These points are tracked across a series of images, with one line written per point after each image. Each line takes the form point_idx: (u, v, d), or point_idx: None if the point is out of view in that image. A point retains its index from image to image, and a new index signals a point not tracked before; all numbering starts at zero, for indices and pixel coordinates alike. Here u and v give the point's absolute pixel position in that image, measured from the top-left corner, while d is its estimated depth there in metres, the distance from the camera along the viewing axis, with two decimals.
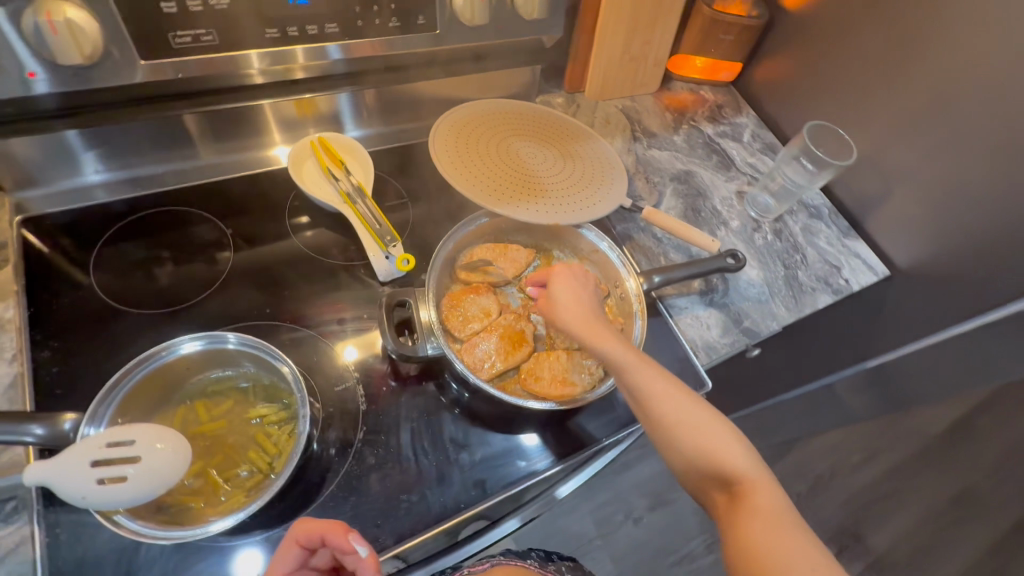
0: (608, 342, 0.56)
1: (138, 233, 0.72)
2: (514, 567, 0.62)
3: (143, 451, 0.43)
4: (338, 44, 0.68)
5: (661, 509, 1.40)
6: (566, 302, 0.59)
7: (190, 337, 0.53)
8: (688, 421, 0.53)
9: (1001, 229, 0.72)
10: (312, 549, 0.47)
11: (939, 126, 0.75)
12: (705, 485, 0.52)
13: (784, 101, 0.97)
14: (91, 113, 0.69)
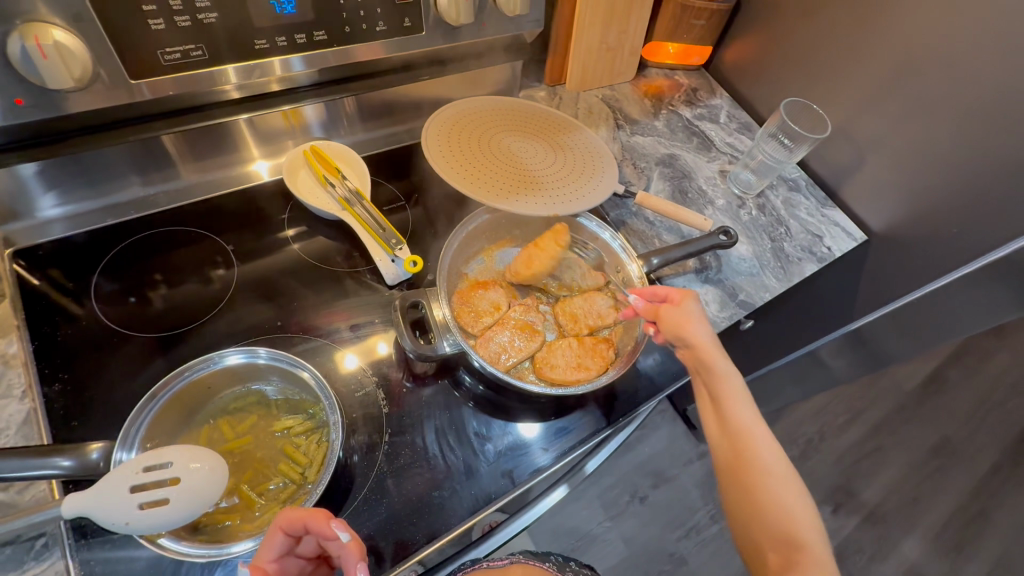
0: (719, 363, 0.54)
1: (134, 259, 0.70)
2: (530, 567, 0.58)
3: (180, 472, 0.43)
4: (303, 55, 0.66)
5: (665, 486, 1.44)
6: (692, 318, 0.57)
7: (222, 353, 0.54)
8: (770, 468, 0.50)
9: (970, 188, 0.76)
10: (296, 538, 0.45)
11: (907, 95, 0.80)
12: (760, 538, 0.48)
13: (756, 81, 1.01)
14: (73, 138, 0.68)
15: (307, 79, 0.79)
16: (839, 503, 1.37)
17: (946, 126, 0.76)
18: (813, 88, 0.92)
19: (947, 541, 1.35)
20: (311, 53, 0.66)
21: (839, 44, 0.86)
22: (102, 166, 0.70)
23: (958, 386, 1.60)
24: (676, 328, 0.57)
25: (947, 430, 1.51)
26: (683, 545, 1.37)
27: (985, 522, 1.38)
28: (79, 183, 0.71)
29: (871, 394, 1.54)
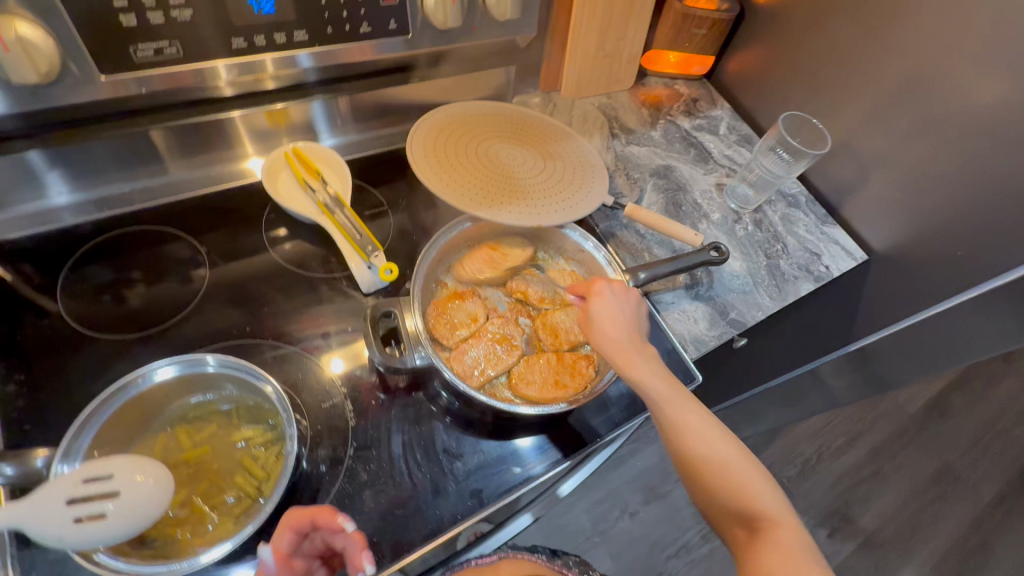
0: (637, 369, 0.57)
1: (108, 256, 0.69)
2: (521, 562, 0.66)
3: (122, 485, 0.41)
4: (312, 51, 0.66)
5: (656, 502, 1.41)
6: (600, 324, 0.59)
7: (163, 362, 0.52)
8: (718, 456, 0.56)
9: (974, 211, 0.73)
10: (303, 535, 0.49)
11: (912, 112, 0.77)
12: (727, 520, 0.57)
13: (758, 92, 0.98)
14: (54, 133, 0.68)
15: (312, 78, 0.78)
16: (835, 528, 1.33)
17: (950, 146, 0.74)
18: (815, 102, 0.89)
19: (946, 571, 1.30)
20: (318, 49, 0.66)
21: (844, 57, 0.83)
22: (81, 162, 0.69)
23: (962, 410, 1.55)
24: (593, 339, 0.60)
25: (950, 456, 1.46)
26: (672, 565, 1.34)
27: (987, 554, 1.33)
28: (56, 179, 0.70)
29: (872, 415, 1.50)
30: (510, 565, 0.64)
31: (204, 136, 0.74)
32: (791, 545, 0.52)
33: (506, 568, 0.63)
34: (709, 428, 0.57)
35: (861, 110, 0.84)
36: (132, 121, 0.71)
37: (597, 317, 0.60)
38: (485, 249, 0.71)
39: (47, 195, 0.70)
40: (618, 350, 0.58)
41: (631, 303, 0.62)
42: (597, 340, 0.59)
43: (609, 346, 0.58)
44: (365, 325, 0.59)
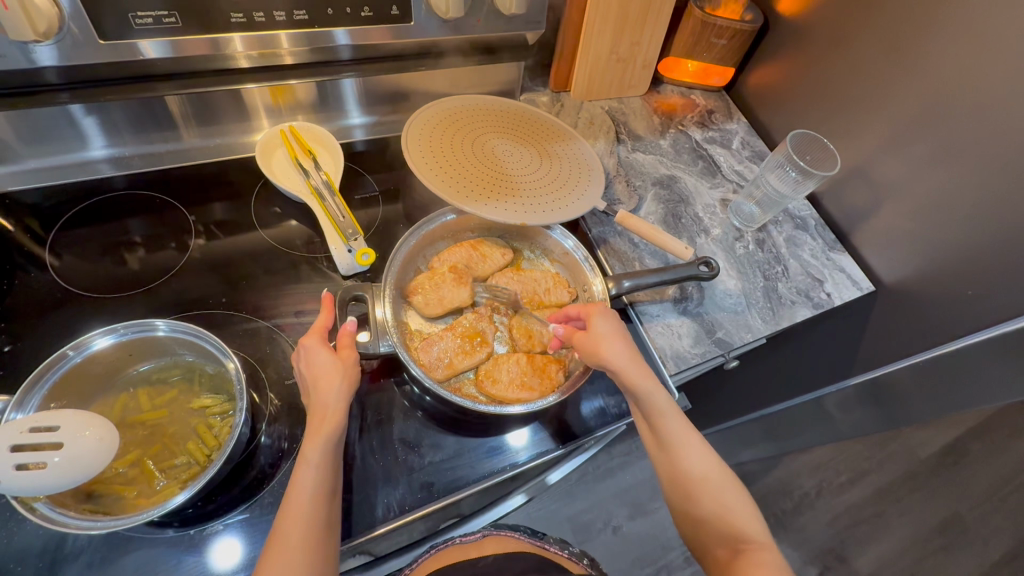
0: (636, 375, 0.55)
1: (104, 217, 0.71)
2: (504, 539, 0.61)
3: (68, 437, 0.43)
4: (349, 29, 0.69)
5: (642, 518, 1.38)
6: (601, 334, 0.58)
7: (102, 333, 0.52)
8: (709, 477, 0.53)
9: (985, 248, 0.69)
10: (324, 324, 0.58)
11: (931, 139, 0.73)
12: (710, 541, 0.51)
13: (776, 109, 0.95)
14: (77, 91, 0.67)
15: (347, 55, 0.78)
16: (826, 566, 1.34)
17: (967, 178, 0.70)
18: (832, 124, 0.86)
19: None
20: (354, 29, 0.69)
21: (865, 79, 0.80)
22: (87, 127, 0.71)
23: None
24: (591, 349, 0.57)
25: None
26: None
27: None
28: (67, 139, 0.71)
29: None
30: (493, 544, 0.60)
31: (214, 107, 0.76)
32: (777, 565, 0.46)
33: (487, 548, 0.60)
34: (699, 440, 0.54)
35: (879, 135, 0.80)
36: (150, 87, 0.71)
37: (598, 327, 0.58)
38: (467, 246, 0.71)
39: (86, 149, 0.73)
40: (619, 358, 0.56)
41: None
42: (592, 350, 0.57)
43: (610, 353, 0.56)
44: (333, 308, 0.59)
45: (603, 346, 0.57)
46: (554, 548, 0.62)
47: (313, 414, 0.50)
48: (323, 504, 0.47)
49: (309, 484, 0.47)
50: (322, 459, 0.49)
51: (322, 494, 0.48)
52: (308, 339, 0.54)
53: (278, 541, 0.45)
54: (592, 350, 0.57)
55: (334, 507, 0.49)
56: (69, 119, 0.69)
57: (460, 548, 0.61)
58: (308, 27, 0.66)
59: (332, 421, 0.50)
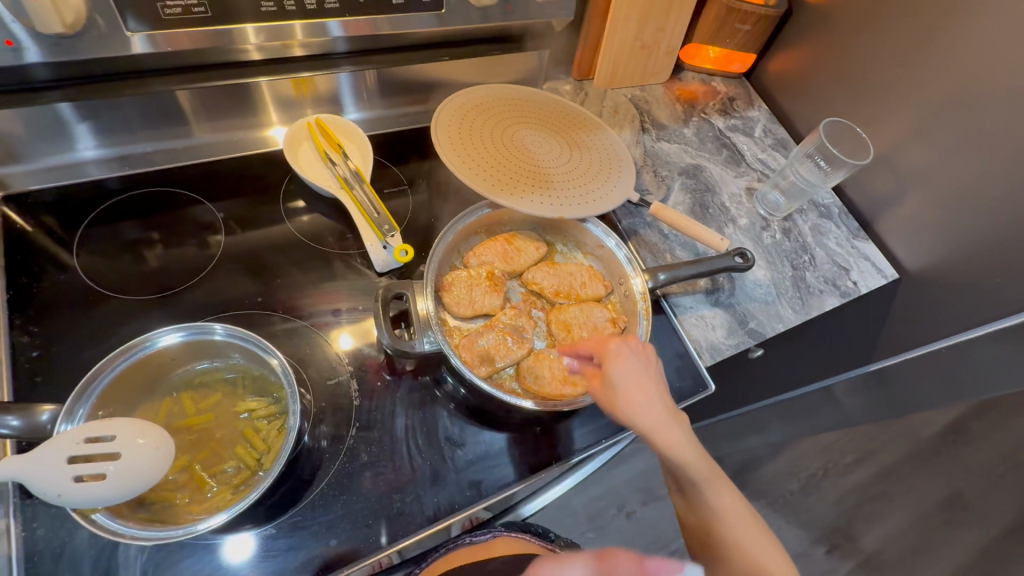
0: (674, 442, 0.48)
1: (123, 215, 0.69)
2: (515, 541, 0.66)
3: (124, 446, 0.42)
4: (342, 20, 0.66)
5: (654, 504, 1.35)
6: (624, 390, 0.50)
7: (170, 329, 0.51)
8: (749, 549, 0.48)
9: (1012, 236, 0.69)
10: None
11: (955, 127, 0.73)
12: None
13: (799, 96, 0.94)
14: (78, 86, 0.67)
15: (342, 47, 0.77)
16: (834, 545, 1.30)
17: (997, 165, 0.69)
18: (856, 111, 0.85)
19: None
20: (349, 20, 0.67)
21: (891, 65, 0.79)
22: (79, 133, 0.69)
23: None
24: (618, 407, 0.50)
25: None
26: None
27: None
28: (52, 141, 0.68)
29: None
30: (504, 546, 0.64)
31: (229, 99, 0.74)
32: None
33: (499, 548, 0.64)
34: (741, 508, 0.50)
35: (905, 122, 0.79)
36: (158, 81, 0.70)
37: (621, 383, 0.50)
38: (500, 240, 0.71)
39: (71, 149, 0.70)
40: (653, 420, 0.48)
41: (654, 363, 0.53)
42: (619, 407, 0.49)
43: (642, 413, 0.49)
44: (375, 305, 0.59)
45: (632, 405, 0.49)
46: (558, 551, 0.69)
47: None
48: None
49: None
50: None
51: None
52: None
53: None
54: (617, 408, 0.50)
55: None
56: (56, 121, 0.67)
57: (471, 551, 0.64)
58: (315, 16, 0.65)
59: None
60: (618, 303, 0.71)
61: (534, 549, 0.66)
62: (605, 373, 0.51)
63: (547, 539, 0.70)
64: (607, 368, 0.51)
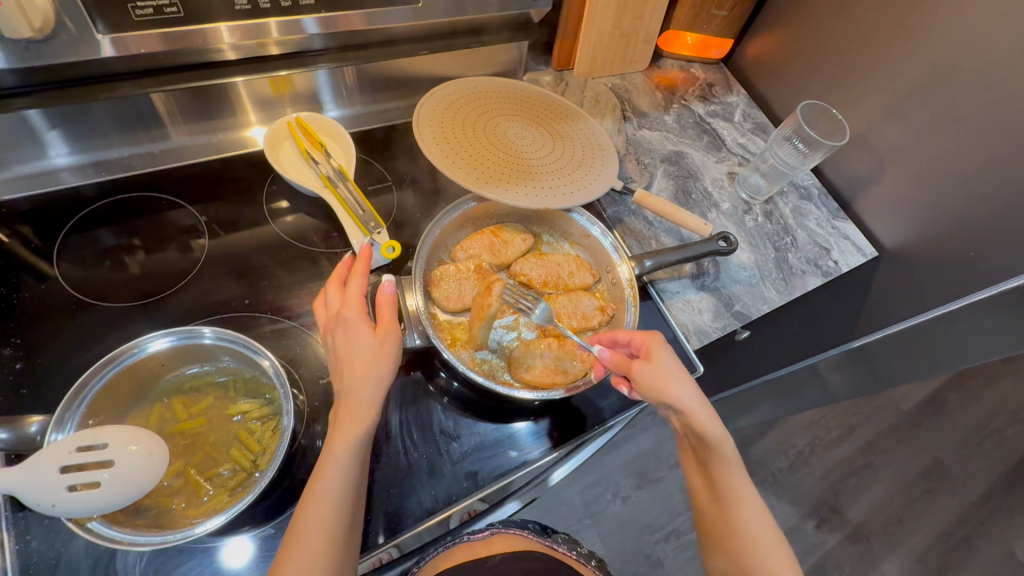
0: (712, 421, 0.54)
1: (102, 222, 0.68)
2: (513, 538, 0.65)
3: (116, 454, 0.42)
4: (316, 17, 0.66)
5: (648, 488, 1.36)
6: (672, 376, 0.55)
7: (159, 334, 0.51)
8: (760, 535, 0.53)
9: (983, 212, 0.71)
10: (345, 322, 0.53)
11: (927, 106, 0.74)
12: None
13: (776, 80, 0.95)
14: (45, 93, 0.65)
15: (319, 44, 0.76)
16: (822, 518, 1.35)
17: (970, 143, 0.70)
18: (831, 93, 0.87)
19: (929, 563, 1.31)
20: (323, 16, 0.66)
21: (864, 46, 0.80)
22: (51, 140, 0.68)
23: (958, 408, 1.54)
24: (665, 390, 0.54)
25: (942, 452, 1.46)
26: (660, 548, 1.30)
27: (970, 550, 1.34)
28: (22, 149, 0.67)
29: (868, 409, 1.49)
30: (502, 542, 0.65)
31: (207, 101, 0.73)
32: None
33: (496, 547, 0.64)
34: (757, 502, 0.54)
35: (881, 101, 0.80)
36: (129, 84, 0.68)
37: (671, 367, 0.55)
38: (487, 233, 0.71)
39: (42, 157, 0.69)
40: (694, 405, 0.54)
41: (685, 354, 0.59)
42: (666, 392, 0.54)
43: (690, 395, 0.54)
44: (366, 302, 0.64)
45: (680, 387, 0.54)
46: (561, 548, 0.67)
47: (345, 405, 0.50)
48: (346, 508, 0.48)
49: (332, 487, 0.47)
50: (350, 460, 0.48)
51: (344, 499, 0.48)
52: (349, 314, 0.53)
53: (298, 543, 0.46)
54: (664, 390, 0.54)
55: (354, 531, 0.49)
56: (26, 129, 0.66)
57: (470, 546, 0.64)
58: (288, 14, 0.64)
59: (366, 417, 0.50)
60: (606, 291, 0.73)
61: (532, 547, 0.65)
62: (653, 358, 0.56)
63: (550, 537, 0.69)
64: (654, 354, 0.56)
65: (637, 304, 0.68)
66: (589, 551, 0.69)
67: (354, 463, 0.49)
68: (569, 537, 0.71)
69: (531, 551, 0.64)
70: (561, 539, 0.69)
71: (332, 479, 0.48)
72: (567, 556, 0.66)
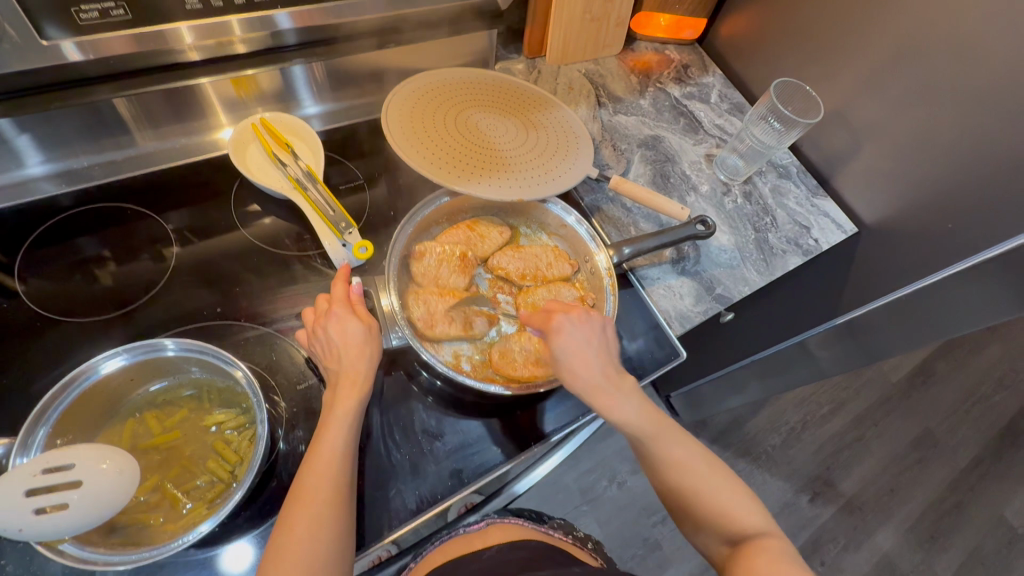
0: (609, 403, 0.54)
1: (66, 235, 0.66)
2: (510, 528, 0.62)
3: (85, 473, 0.42)
4: (290, 11, 0.65)
5: (643, 472, 1.36)
6: (568, 364, 0.55)
7: (110, 354, 0.50)
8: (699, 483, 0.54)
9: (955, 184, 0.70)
10: (330, 311, 0.56)
11: (899, 80, 0.73)
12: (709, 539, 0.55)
13: (751, 59, 0.94)
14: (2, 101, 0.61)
15: (292, 40, 0.73)
16: (816, 492, 1.35)
17: (941, 114, 0.69)
18: (806, 70, 0.86)
19: (922, 532, 1.33)
20: (282, 11, 0.64)
21: (836, 20, 0.79)
22: (23, 148, 0.66)
23: (946, 377, 1.55)
24: (563, 377, 0.55)
25: (931, 422, 1.47)
26: (658, 531, 1.30)
27: (960, 517, 1.36)
28: None
29: (858, 383, 1.51)
30: (498, 532, 0.61)
31: (173, 104, 0.71)
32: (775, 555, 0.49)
33: (492, 537, 0.60)
34: (703, 457, 0.56)
35: (853, 76, 0.79)
36: (90, 89, 0.65)
37: (565, 360, 0.55)
38: (462, 228, 0.71)
39: (20, 166, 0.67)
40: (594, 390, 0.54)
41: (597, 330, 0.57)
42: (568, 379, 0.55)
43: (581, 383, 0.54)
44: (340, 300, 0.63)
45: (573, 378, 0.55)
46: (557, 534, 0.64)
47: (343, 378, 0.53)
48: (350, 462, 0.50)
49: (337, 441, 0.50)
50: (353, 417, 0.52)
51: (349, 452, 0.50)
52: (336, 308, 0.55)
53: (308, 494, 0.48)
54: (566, 379, 0.55)
55: (352, 506, 0.50)
56: None
57: (464, 539, 0.61)
58: (250, 11, 0.62)
59: (361, 387, 0.53)
60: (585, 281, 0.72)
61: (529, 535, 0.61)
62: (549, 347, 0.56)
63: (546, 524, 0.66)
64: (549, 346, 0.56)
65: (617, 293, 0.68)
66: (585, 536, 0.67)
67: (357, 421, 0.52)
68: (563, 523, 0.68)
69: (529, 540, 0.60)
70: (556, 526, 0.66)
71: (339, 433, 0.51)
72: (564, 541, 0.63)
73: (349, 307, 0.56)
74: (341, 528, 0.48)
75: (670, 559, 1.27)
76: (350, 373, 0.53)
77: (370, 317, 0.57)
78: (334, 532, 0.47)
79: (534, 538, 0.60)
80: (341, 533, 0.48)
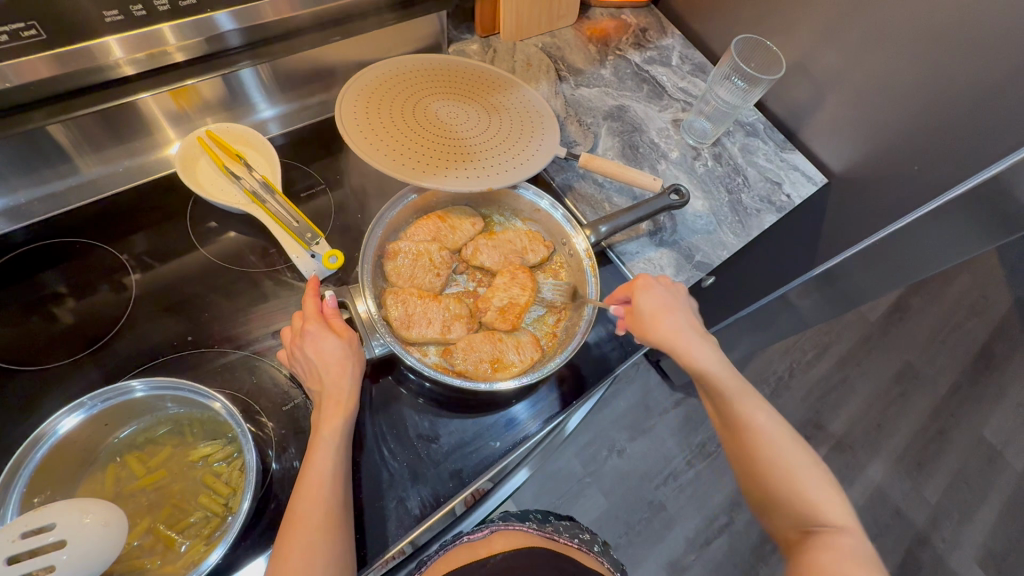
0: (700, 357, 0.56)
1: (15, 275, 0.62)
2: (516, 535, 0.60)
3: (68, 531, 0.41)
4: (230, 11, 0.61)
5: (642, 437, 1.39)
6: (654, 314, 0.58)
7: (69, 409, 0.48)
8: (782, 450, 0.53)
9: (917, 128, 0.69)
10: (303, 328, 0.54)
11: (857, 26, 0.72)
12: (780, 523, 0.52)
13: (708, 16, 0.91)
14: None
15: (238, 41, 0.67)
16: (808, 436, 1.39)
17: (903, 60, 0.68)
18: (763, 24, 0.83)
19: (909, 461, 1.39)
20: (215, 12, 0.60)
21: None
22: None
23: (922, 310, 1.60)
24: (649, 331, 0.58)
25: (910, 355, 1.53)
26: (661, 492, 1.33)
27: (944, 441, 1.42)
28: None
29: (838, 326, 1.55)
30: (503, 541, 0.60)
31: (111, 124, 0.66)
32: (849, 552, 0.46)
33: (497, 545, 0.59)
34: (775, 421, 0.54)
35: (811, 27, 0.77)
36: (23, 117, 0.58)
37: (649, 308, 0.58)
38: (433, 219, 0.69)
39: None
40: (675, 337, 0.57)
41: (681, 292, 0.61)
42: (649, 328, 0.58)
43: (666, 330, 0.57)
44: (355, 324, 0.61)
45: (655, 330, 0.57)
46: (562, 538, 0.63)
47: (326, 399, 0.52)
48: (341, 485, 0.49)
49: (326, 464, 0.49)
50: (339, 438, 0.51)
51: (339, 475, 0.50)
52: (309, 326, 0.54)
53: (300, 521, 0.47)
54: (648, 332, 0.58)
55: (348, 526, 0.49)
56: None
57: (469, 547, 0.59)
58: (183, 17, 0.58)
59: (347, 405, 0.52)
60: (564, 262, 0.71)
61: (533, 542, 0.60)
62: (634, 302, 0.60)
63: (551, 527, 0.64)
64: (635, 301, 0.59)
65: (597, 273, 0.67)
66: (589, 538, 0.66)
67: (345, 442, 0.51)
68: (571, 525, 0.68)
69: (532, 550, 0.58)
70: (560, 529, 0.64)
71: (326, 455, 0.50)
72: (570, 547, 0.62)
73: (324, 322, 0.55)
74: (338, 552, 0.47)
75: (676, 518, 1.30)
76: (332, 391, 0.52)
77: (349, 330, 0.56)
78: (331, 558, 0.46)
79: (539, 547, 0.59)
80: (337, 557, 0.47)
